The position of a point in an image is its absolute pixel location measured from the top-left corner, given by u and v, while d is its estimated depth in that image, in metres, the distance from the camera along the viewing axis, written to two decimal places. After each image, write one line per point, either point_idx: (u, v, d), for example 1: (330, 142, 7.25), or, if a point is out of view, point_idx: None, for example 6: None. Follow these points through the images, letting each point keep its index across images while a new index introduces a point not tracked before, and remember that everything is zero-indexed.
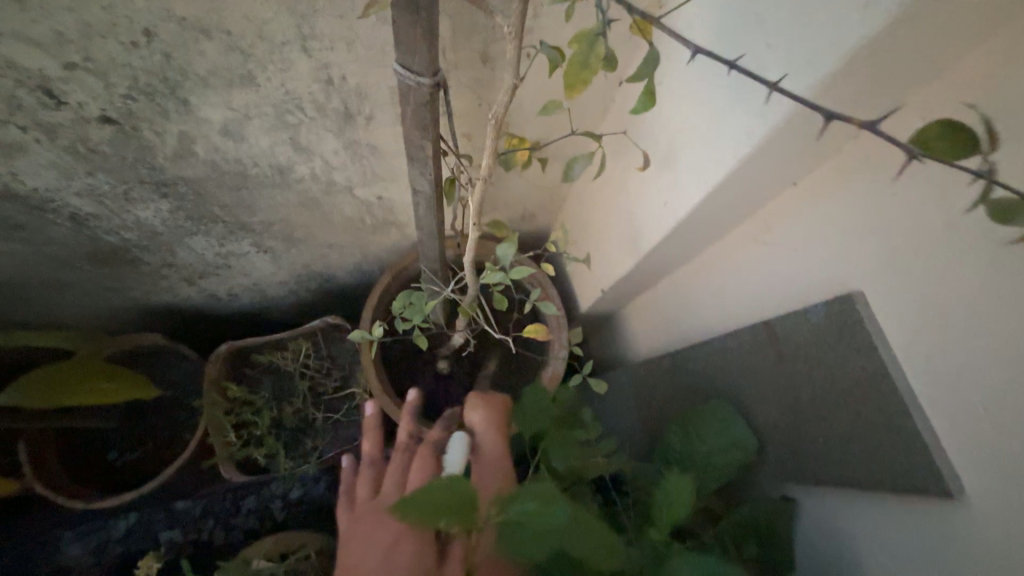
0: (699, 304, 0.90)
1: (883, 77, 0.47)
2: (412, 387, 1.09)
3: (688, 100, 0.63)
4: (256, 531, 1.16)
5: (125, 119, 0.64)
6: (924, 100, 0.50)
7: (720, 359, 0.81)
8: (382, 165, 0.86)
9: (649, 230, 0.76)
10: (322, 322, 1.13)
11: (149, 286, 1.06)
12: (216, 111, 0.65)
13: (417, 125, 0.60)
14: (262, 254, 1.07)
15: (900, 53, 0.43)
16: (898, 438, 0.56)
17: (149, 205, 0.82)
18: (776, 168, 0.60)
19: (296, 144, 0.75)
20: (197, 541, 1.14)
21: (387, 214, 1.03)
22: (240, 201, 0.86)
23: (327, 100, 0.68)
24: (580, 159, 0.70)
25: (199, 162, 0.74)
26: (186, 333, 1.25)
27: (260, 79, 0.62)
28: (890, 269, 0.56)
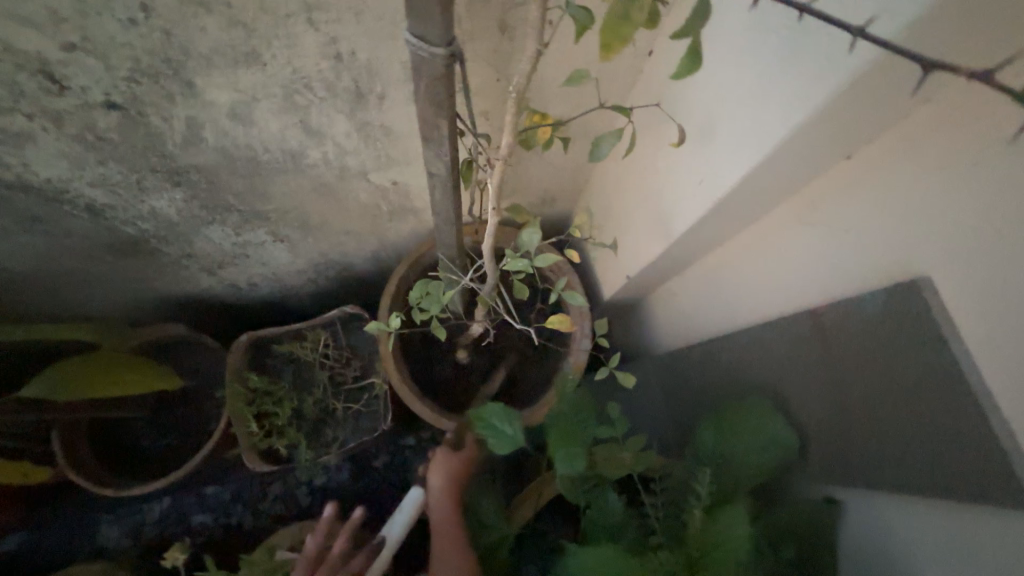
0: (732, 292, 0.84)
1: (980, 24, 0.39)
2: (432, 378, 1.07)
3: (732, 65, 0.56)
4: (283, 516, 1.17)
5: (130, 105, 0.61)
6: None
7: (758, 351, 0.76)
8: (397, 148, 0.82)
9: (682, 213, 0.70)
10: (340, 312, 1.11)
11: (170, 277, 1.06)
12: (223, 93, 0.62)
13: (432, 102, 0.55)
14: (278, 243, 1.05)
15: None
16: (973, 445, 0.50)
17: (163, 195, 0.80)
18: (831, 141, 0.53)
19: (308, 127, 0.72)
20: (227, 526, 1.16)
21: (404, 201, 1.00)
22: (253, 188, 0.84)
23: (337, 79, 0.64)
24: (609, 136, 0.64)
25: (210, 149, 0.72)
26: (208, 323, 1.26)
27: (266, 58, 0.59)
28: (965, 254, 0.49)
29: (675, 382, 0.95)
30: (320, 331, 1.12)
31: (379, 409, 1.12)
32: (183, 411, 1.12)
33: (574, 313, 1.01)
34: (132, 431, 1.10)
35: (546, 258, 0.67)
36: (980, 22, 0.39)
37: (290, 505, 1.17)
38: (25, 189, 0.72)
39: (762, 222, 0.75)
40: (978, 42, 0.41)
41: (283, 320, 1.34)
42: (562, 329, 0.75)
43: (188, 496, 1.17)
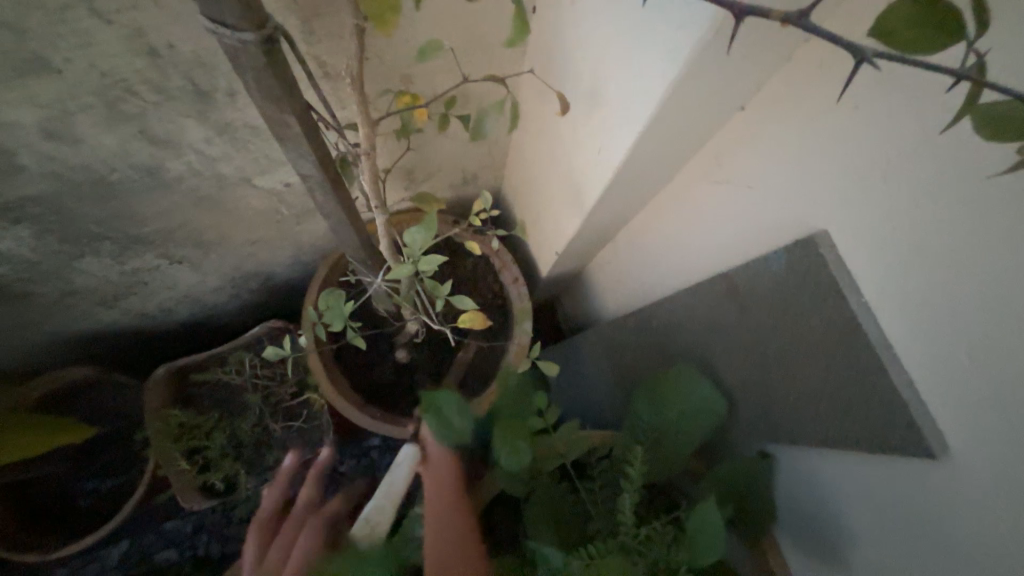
0: (657, 255, 0.82)
1: None
2: (370, 383, 1.02)
3: (605, 15, 0.50)
4: None
5: None
6: None
7: (684, 314, 0.74)
8: (275, 147, 0.73)
9: (587, 182, 0.65)
10: (262, 328, 1.03)
11: (58, 319, 0.95)
12: (23, 111, 0.52)
13: (267, 97, 0.48)
14: (176, 265, 0.95)
15: None
16: (876, 395, 0.50)
17: (4, 234, 0.69)
18: (716, 94, 0.49)
19: (153, 137, 0.62)
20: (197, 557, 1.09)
21: (305, 201, 0.91)
22: (117, 212, 0.74)
23: (166, 79, 0.55)
24: (490, 112, 0.57)
25: (39, 176, 0.62)
26: (124, 359, 1.15)
27: (59, 62, 0.49)
28: (855, 203, 0.47)
29: (617, 353, 0.93)
30: (244, 352, 1.05)
31: (323, 423, 1.06)
32: (110, 459, 1.04)
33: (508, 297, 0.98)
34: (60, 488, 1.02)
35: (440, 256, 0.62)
36: None
37: None
38: None
39: (677, 182, 0.71)
40: None
41: (211, 341, 1.25)
42: (476, 326, 0.70)
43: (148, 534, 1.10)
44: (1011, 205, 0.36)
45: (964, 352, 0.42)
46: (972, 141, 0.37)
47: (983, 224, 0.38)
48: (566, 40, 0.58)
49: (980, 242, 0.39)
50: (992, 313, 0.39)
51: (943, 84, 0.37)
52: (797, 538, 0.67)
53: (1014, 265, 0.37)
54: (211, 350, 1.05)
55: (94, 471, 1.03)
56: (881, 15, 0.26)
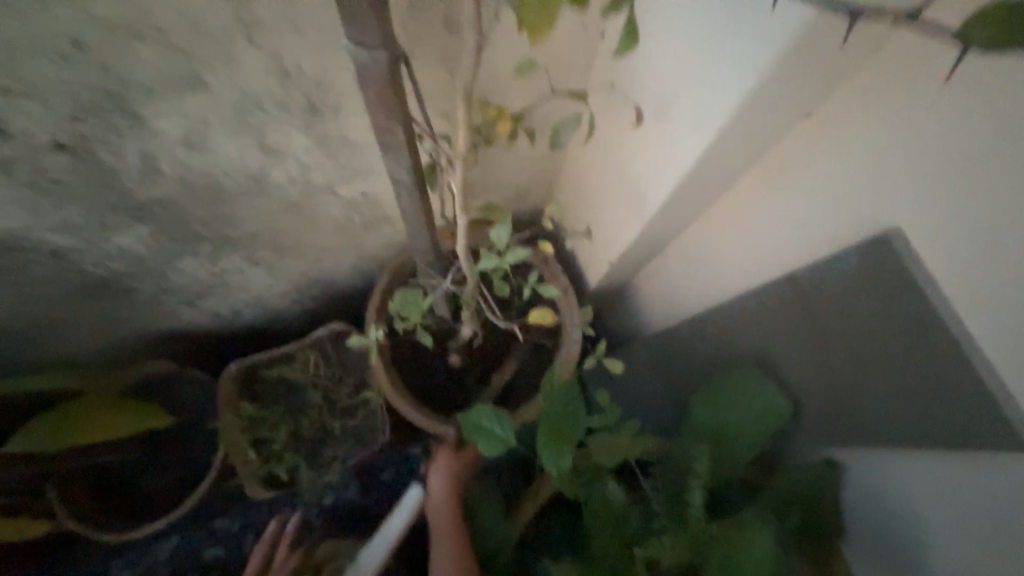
0: (711, 265, 0.84)
1: None
2: (425, 385, 1.06)
3: (682, 34, 0.55)
4: None
5: (79, 143, 0.60)
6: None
7: (743, 320, 0.75)
8: (361, 158, 0.81)
9: (652, 190, 0.69)
10: (326, 329, 1.10)
11: (150, 314, 1.04)
12: (171, 121, 0.61)
13: (383, 108, 0.55)
14: (256, 267, 1.04)
15: None
16: (958, 390, 0.50)
17: (128, 231, 0.78)
18: (786, 103, 0.53)
19: (265, 147, 0.71)
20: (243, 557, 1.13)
21: (376, 210, 0.99)
22: (220, 215, 0.83)
23: (288, 95, 0.63)
24: (568, 124, 0.63)
25: (168, 180, 0.71)
26: (195, 357, 1.24)
27: (209, 80, 0.58)
28: (928, 201, 0.49)
29: (670, 362, 0.94)
30: (309, 352, 1.11)
31: (378, 422, 1.11)
32: (182, 451, 1.10)
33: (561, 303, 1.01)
34: (133, 474, 1.09)
35: (517, 253, 0.67)
36: None
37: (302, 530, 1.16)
38: None
39: (734, 190, 0.74)
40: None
41: (272, 344, 1.32)
42: (546, 320, 0.79)
43: (199, 531, 1.14)
44: None
45: None
46: None
47: None
48: (635, 59, 0.64)
49: None
50: None
51: (1019, 80, 0.40)
52: (869, 547, 0.66)
53: None
54: (277, 348, 1.11)
55: (165, 460, 1.10)
56: None
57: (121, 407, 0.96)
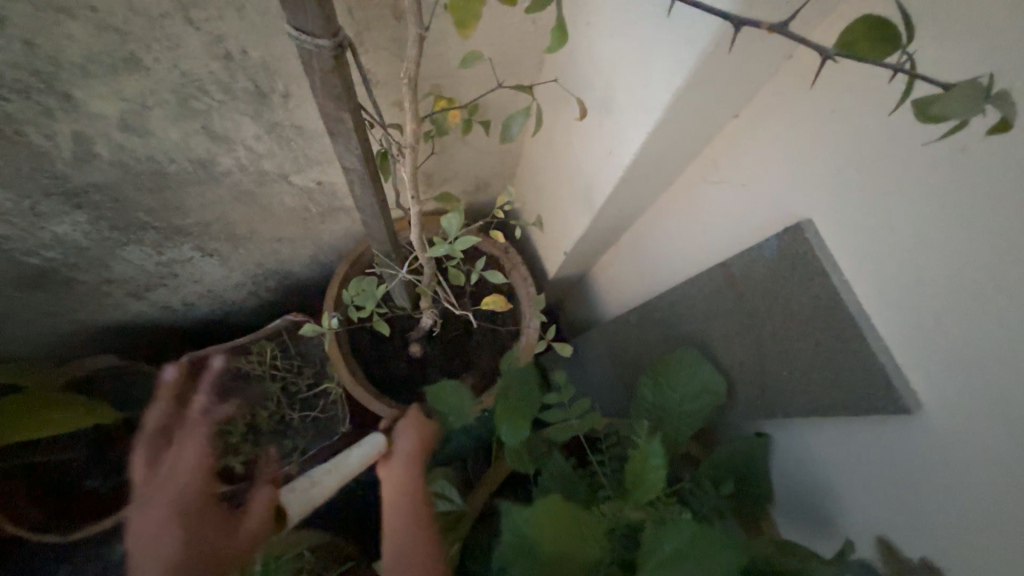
0: (658, 255, 0.89)
1: None
2: (386, 374, 1.07)
3: (620, 34, 0.58)
4: None
5: (5, 124, 0.57)
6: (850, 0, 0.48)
7: (685, 306, 0.80)
8: (314, 146, 0.80)
9: (599, 182, 0.73)
10: (284, 320, 1.09)
11: (92, 306, 1.00)
12: (108, 104, 0.60)
13: (329, 95, 0.55)
14: (208, 258, 1.01)
15: None
16: (857, 361, 0.56)
17: (64, 218, 0.75)
18: (714, 102, 0.58)
19: (212, 133, 0.70)
20: None
21: (333, 200, 0.98)
22: (166, 203, 0.80)
23: (233, 80, 0.62)
24: (517, 116, 0.65)
25: (107, 165, 0.68)
26: (145, 351, 1.19)
27: (147, 61, 0.56)
28: (834, 194, 0.55)
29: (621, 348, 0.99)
30: (266, 343, 1.10)
31: (339, 413, 1.11)
32: (129, 447, 1.06)
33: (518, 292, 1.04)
34: (76, 474, 1.04)
35: (469, 241, 0.69)
36: None
37: None
38: None
39: (676, 184, 0.79)
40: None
41: (228, 337, 1.29)
42: (499, 306, 0.83)
43: None
44: (956, 184, 0.44)
45: (930, 314, 0.49)
46: (922, 130, 0.45)
47: (937, 202, 0.46)
48: (580, 56, 0.67)
49: (934, 217, 0.46)
50: (952, 278, 0.47)
51: (896, 85, 0.46)
52: (793, 505, 0.73)
53: (964, 240, 0.45)
54: (233, 340, 1.10)
55: (112, 458, 1.06)
56: (846, 31, 0.34)
57: (62, 403, 0.91)
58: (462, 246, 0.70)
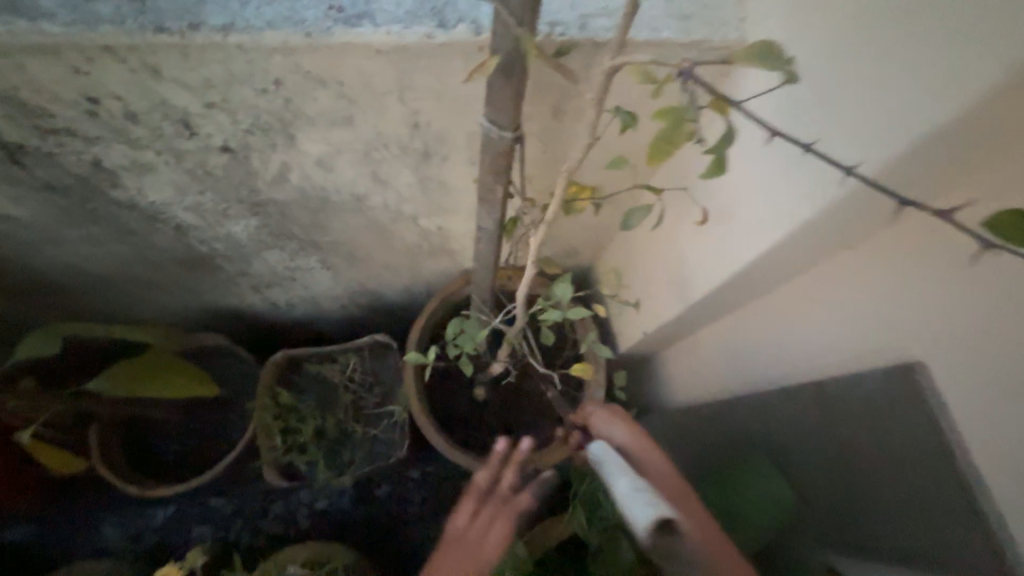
0: (740, 355, 0.90)
1: (956, 161, 0.48)
2: (450, 410, 1.14)
3: (754, 162, 0.65)
4: (283, 535, 1.20)
5: (240, 149, 0.72)
6: (988, 188, 0.49)
7: (761, 412, 0.81)
8: (447, 198, 0.93)
9: (701, 279, 0.77)
10: (370, 338, 1.19)
11: (222, 290, 1.15)
12: (315, 145, 0.74)
13: (492, 171, 0.66)
14: (325, 270, 1.15)
15: (975, 142, 0.45)
16: (955, 517, 0.55)
17: (240, 221, 0.90)
18: (834, 233, 0.61)
19: (377, 177, 0.83)
20: (225, 540, 1.18)
21: (441, 242, 1.10)
22: (317, 222, 0.94)
23: (411, 141, 0.76)
24: (639, 210, 0.72)
25: (291, 188, 0.83)
26: (242, 336, 1.34)
27: (358, 121, 0.70)
28: (948, 346, 0.56)
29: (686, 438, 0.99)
30: (350, 355, 1.20)
31: (397, 436, 1.17)
32: (210, 421, 1.17)
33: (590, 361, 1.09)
34: (160, 433, 1.15)
35: (578, 311, 0.75)
36: (954, 158, 0.47)
37: (289, 526, 1.21)
38: (130, 207, 0.82)
39: (771, 295, 0.82)
40: (948, 176, 0.50)
41: (311, 339, 1.42)
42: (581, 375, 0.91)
43: (194, 506, 1.20)
44: None
45: None
46: None
47: None
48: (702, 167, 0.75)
49: None
50: None
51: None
52: None
53: None
54: (324, 346, 1.20)
55: (193, 427, 1.16)
56: (994, 219, 0.38)
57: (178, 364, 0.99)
58: (571, 316, 0.76)
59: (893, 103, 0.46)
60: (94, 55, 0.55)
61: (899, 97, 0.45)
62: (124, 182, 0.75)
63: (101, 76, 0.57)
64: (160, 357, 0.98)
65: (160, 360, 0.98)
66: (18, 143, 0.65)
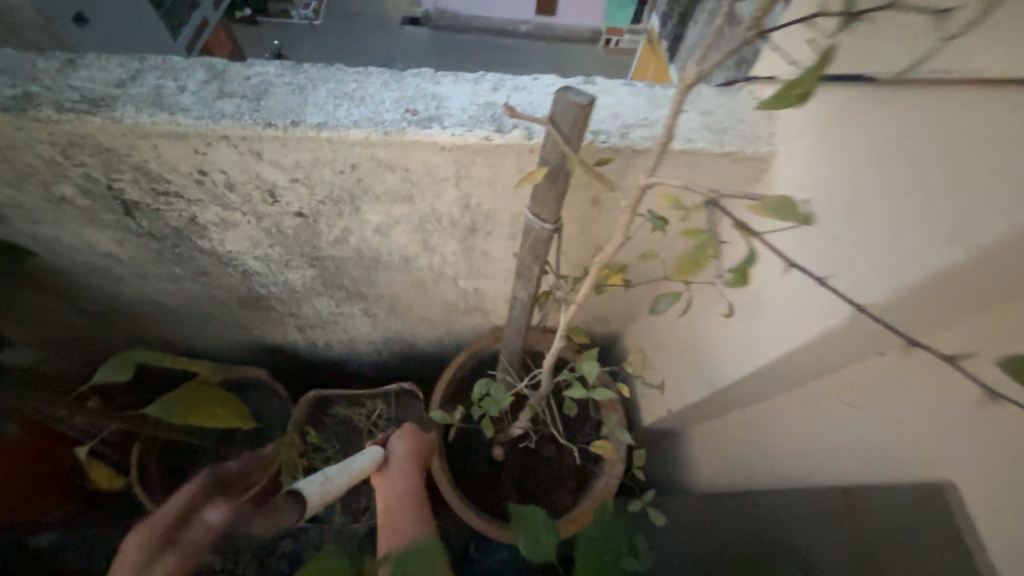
0: (763, 441, 0.95)
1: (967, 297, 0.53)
2: (469, 467, 1.17)
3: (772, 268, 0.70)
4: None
5: (312, 215, 0.82)
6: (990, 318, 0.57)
7: (790, 509, 0.85)
8: (485, 265, 1.00)
9: (725, 370, 0.81)
10: (399, 386, 1.26)
11: (271, 328, 1.25)
12: (377, 215, 0.83)
13: (531, 253, 0.72)
14: (366, 318, 1.23)
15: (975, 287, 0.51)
16: None
17: (299, 271, 1.00)
18: (849, 353, 0.67)
19: (426, 244, 0.92)
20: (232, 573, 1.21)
21: (475, 301, 1.17)
22: (367, 277, 1.03)
23: (461, 217, 0.84)
24: (667, 297, 0.76)
25: (349, 248, 0.92)
26: (280, 370, 1.42)
27: (416, 199, 0.79)
28: (971, 478, 0.64)
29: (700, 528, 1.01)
30: (377, 400, 1.26)
31: None
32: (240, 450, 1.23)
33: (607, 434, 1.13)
34: (194, 457, 1.21)
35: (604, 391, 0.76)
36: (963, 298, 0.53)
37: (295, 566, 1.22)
38: (210, 254, 0.93)
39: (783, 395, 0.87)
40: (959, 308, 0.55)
41: (343, 379, 1.48)
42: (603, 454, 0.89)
43: None
44: None
45: None
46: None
47: None
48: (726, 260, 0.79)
49: None
50: None
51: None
52: None
53: None
54: (353, 389, 1.27)
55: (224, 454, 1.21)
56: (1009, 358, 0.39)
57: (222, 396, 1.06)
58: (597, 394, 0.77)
59: (912, 238, 0.51)
60: (213, 140, 0.66)
61: (919, 233, 0.50)
62: (210, 234, 0.86)
63: (213, 155, 0.69)
64: (206, 388, 1.05)
65: (202, 392, 1.04)
66: (134, 200, 0.77)
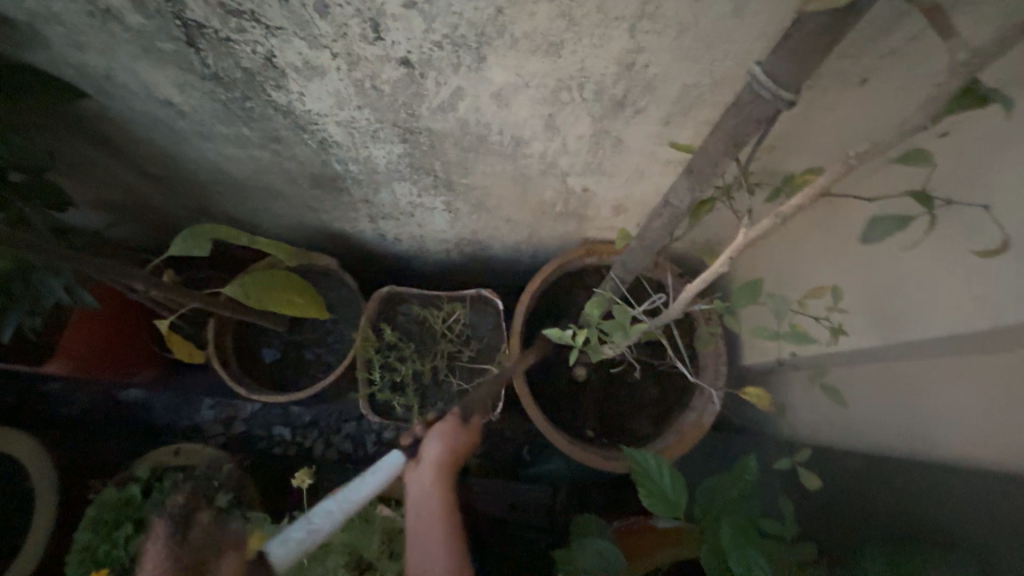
0: (905, 411, 0.76)
1: None
2: (547, 385, 1.09)
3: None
4: (350, 455, 1.27)
5: (420, 65, 0.62)
6: None
7: (912, 486, 0.73)
8: (612, 159, 0.80)
9: (924, 322, 0.63)
10: (477, 291, 1.14)
11: (339, 215, 1.09)
12: (504, 73, 0.63)
13: (729, 139, 0.52)
14: (446, 213, 1.05)
15: None
16: None
17: (386, 146, 0.82)
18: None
19: (550, 121, 0.71)
20: (301, 445, 1.28)
21: (581, 207, 0.97)
22: (462, 161, 0.84)
23: (612, 85, 0.63)
24: (889, 218, 0.53)
25: (453, 119, 0.73)
26: (344, 262, 1.31)
27: (565, 51, 0.58)
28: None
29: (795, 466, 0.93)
30: (453, 304, 1.16)
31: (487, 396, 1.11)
32: (309, 338, 1.19)
33: (706, 366, 1.01)
34: (265, 339, 1.19)
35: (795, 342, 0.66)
36: None
37: (358, 447, 1.27)
38: (286, 113, 0.75)
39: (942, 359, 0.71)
40: None
41: (409, 279, 1.37)
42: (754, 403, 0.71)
43: (279, 409, 1.29)
44: None
45: None
46: None
47: None
48: None
49: None
50: None
51: None
52: None
53: None
54: (429, 289, 1.17)
55: (297, 339, 1.19)
56: None
57: (298, 284, 0.97)
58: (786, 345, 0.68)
59: None
60: None
61: None
62: (288, 83, 0.68)
63: None
64: (285, 275, 0.97)
65: (295, 281, 0.98)
66: (198, 22, 0.60)
